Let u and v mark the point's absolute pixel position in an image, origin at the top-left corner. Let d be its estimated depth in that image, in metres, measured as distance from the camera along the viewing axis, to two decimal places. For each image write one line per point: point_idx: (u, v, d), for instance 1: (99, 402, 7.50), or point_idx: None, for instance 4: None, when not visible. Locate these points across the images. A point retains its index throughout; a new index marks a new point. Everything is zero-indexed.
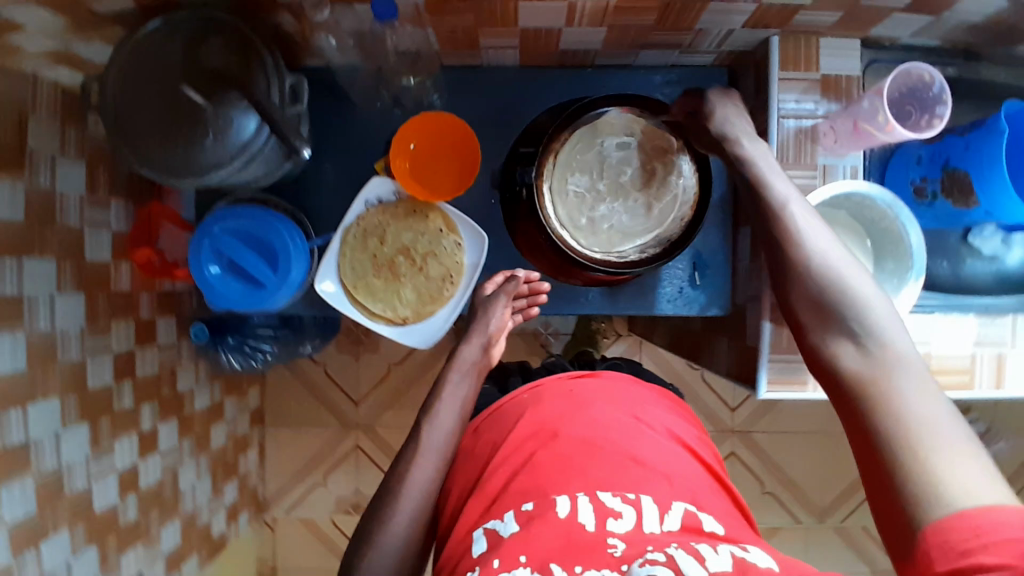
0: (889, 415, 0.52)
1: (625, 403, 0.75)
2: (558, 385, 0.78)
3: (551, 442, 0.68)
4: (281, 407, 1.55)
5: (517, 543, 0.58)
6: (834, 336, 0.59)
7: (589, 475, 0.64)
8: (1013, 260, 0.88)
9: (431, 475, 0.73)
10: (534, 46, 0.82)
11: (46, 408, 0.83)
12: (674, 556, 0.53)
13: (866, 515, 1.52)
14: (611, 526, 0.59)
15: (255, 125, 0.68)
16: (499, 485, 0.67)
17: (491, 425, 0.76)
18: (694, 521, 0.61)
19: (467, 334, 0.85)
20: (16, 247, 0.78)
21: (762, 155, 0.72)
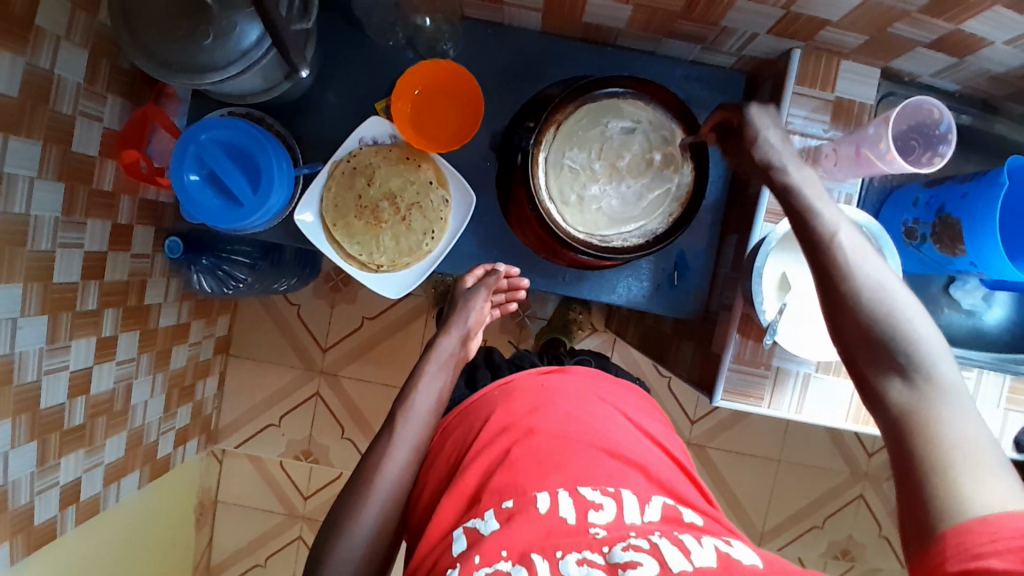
0: (930, 444, 0.53)
1: (600, 399, 0.76)
2: (529, 380, 0.77)
3: (525, 439, 0.68)
4: (248, 340, 1.53)
5: (500, 538, 0.59)
6: (880, 366, 0.58)
7: (567, 471, 0.64)
8: (991, 320, 0.88)
9: (402, 467, 0.72)
10: (559, 12, 0.81)
11: (7, 293, 0.81)
12: (658, 545, 0.56)
13: (803, 548, 1.53)
14: (593, 517, 0.60)
15: (257, 35, 0.67)
16: (475, 483, 0.66)
17: (461, 421, 0.76)
18: (674, 511, 0.63)
19: (448, 328, 0.84)
20: (6, 121, 0.76)
21: (810, 182, 0.66)
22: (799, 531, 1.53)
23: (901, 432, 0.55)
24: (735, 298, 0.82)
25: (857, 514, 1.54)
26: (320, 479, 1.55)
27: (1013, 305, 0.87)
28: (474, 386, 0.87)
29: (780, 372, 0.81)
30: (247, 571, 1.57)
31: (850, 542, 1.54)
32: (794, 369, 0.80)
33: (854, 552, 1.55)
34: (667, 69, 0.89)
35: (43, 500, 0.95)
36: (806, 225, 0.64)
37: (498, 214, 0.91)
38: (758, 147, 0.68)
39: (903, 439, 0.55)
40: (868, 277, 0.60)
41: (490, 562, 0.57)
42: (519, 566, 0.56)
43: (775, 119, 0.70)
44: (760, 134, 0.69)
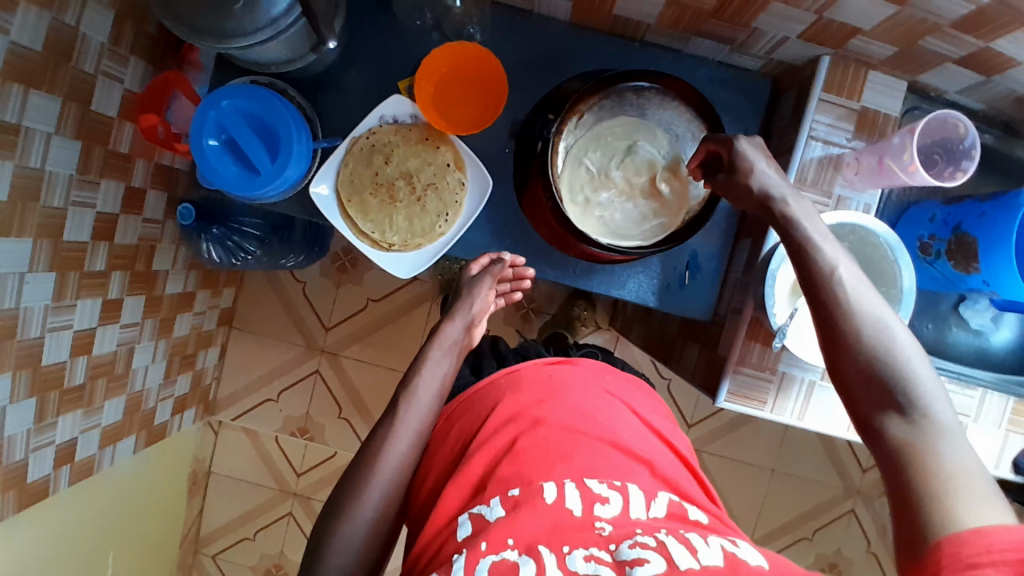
0: (927, 474, 0.54)
1: (607, 393, 0.76)
2: (535, 372, 0.76)
3: (533, 430, 0.68)
4: (252, 314, 1.53)
5: (506, 527, 0.58)
6: (875, 399, 0.59)
7: (574, 463, 0.64)
8: (998, 340, 0.87)
9: (406, 451, 0.72)
10: (588, 3, 0.80)
11: (17, 247, 0.81)
12: (665, 543, 0.55)
13: (791, 558, 1.53)
14: (599, 511, 0.60)
15: (287, 4, 0.67)
16: (480, 471, 0.66)
17: (466, 409, 0.76)
18: (679, 508, 0.63)
19: (453, 314, 0.84)
20: (28, 75, 0.76)
21: (808, 216, 0.67)
22: (787, 543, 1.53)
23: (898, 465, 0.56)
24: (744, 301, 0.81)
25: (847, 529, 1.54)
26: (313, 458, 1.55)
27: (1020, 328, 0.87)
28: (480, 374, 0.87)
29: (785, 377, 0.80)
30: (235, 544, 1.58)
31: (837, 557, 1.54)
32: (799, 375, 0.80)
33: (841, 568, 1.55)
34: (692, 69, 0.88)
35: (38, 457, 0.95)
36: (805, 260, 0.65)
37: (513, 203, 0.90)
38: (753, 176, 0.69)
39: (900, 471, 0.56)
40: (865, 313, 0.61)
41: (496, 551, 0.56)
42: (526, 557, 0.56)
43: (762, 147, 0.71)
44: (753, 163, 0.69)
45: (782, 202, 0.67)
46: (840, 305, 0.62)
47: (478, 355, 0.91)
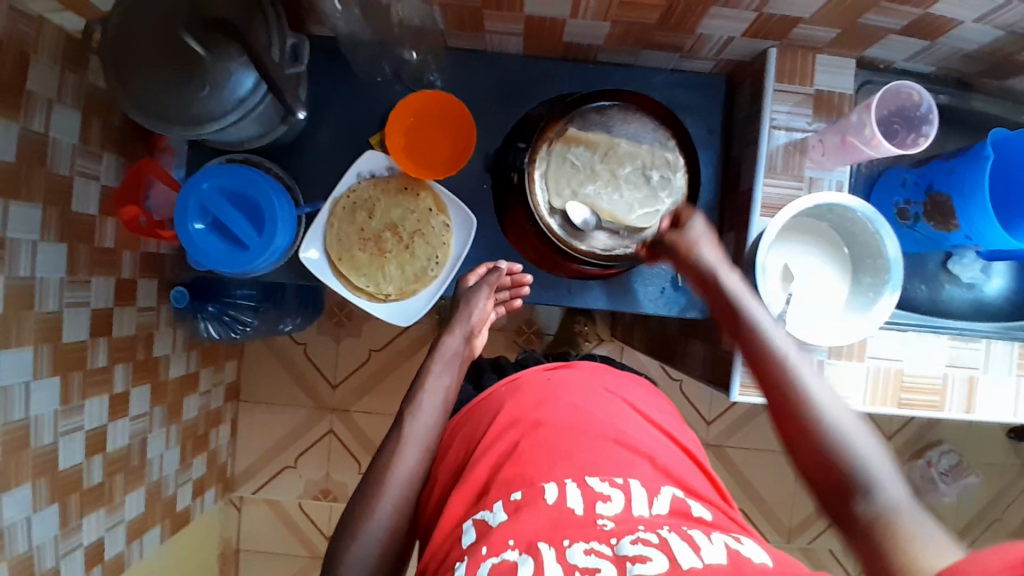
0: (888, 538, 0.54)
1: (606, 391, 0.75)
2: (534, 377, 0.76)
3: (533, 432, 0.67)
4: (257, 384, 1.53)
5: (507, 528, 0.56)
6: (835, 476, 0.61)
7: (576, 460, 0.63)
8: (991, 290, 0.89)
9: (417, 459, 0.73)
10: (539, 35, 0.83)
11: (17, 358, 0.81)
12: (667, 540, 0.53)
13: (833, 538, 1.53)
14: (601, 509, 0.58)
15: (252, 82, 0.69)
16: (483, 475, 0.65)
17: (467, 419, 0.75)
18: (683, 505, 0.61)
19: (452, 327, 0.85)
20: (4, 187, 0.77)
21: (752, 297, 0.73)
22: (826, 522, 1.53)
23: (866, 541, 0.56)
24: None
25: None
26: None
27: (1011, 276, 0.89)
28: (481, 386, 0.87)
29: None
30: None
31: None
32: (806, 357, 0.81)
33: None
34: (648, 78, 0.91)
35: (67, 564, 0.94)
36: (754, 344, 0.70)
37: (498, 234, 0.92)
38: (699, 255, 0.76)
39: (868, 542, 0.55)
40: (814, 390, 0.66)
41: (497, 553, 0.54)
42: (527, 555, 0.53)
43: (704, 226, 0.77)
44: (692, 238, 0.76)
45: (726, 280, 0.74)
46: (799, 397, 0.66)
47: (482, 371, 0.91)
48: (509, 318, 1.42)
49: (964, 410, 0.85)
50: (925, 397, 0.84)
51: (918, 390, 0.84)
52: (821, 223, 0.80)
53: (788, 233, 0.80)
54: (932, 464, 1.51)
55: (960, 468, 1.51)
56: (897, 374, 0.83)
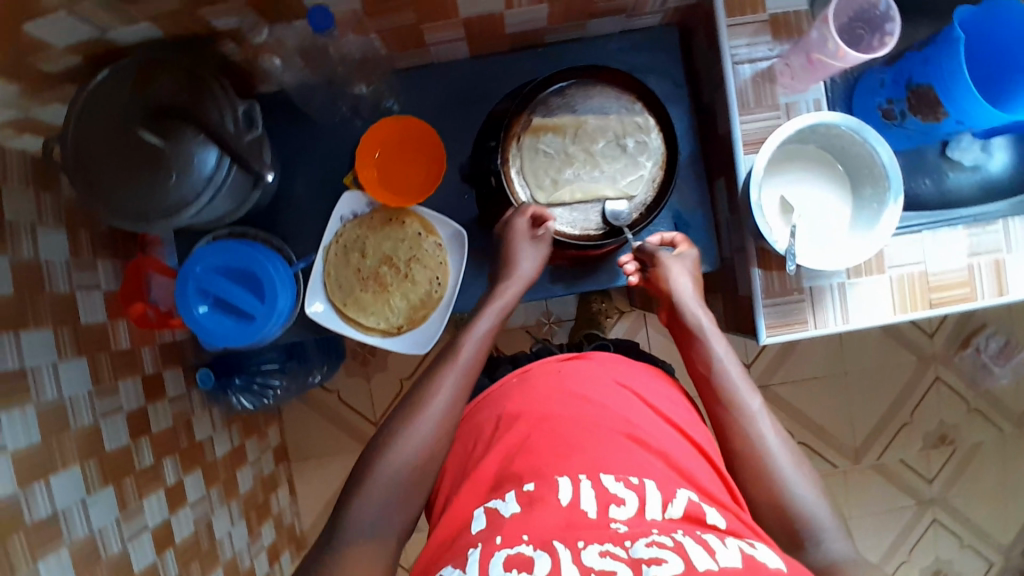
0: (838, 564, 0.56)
1: (619, 382, 0.71)
2: (546, 368, 0.73)
3: (544, 428, 0.64)
4: (302, 440, 1.55)
5: (520, 525, 0.55)
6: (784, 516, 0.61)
7: (589, 455, 0.61)
8: (996, 166, 0.87)
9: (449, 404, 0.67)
10: (481, 34, 0.83)
11: (68, 478, 0.83)
12: (683, 544, 0.51)
13: (903, 448, 1.51)
14: (614, 512, 0.56)
15: (215, 158, 0.70)
16: (493, 471, 0.63)
17: (487, 404, 0.72)
18: (698, 510, 0.57)
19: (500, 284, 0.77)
20: (11, 321, 0.79)
21: (707, 318, 0.76)
22: (891, 435, 1.51)
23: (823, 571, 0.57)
24: (744, 240, 0.81)
25: (940, 397, 1.51)
26: None
27: (1013, 148, 0.87)
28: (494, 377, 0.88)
29: (814, 292, 0.80)
30: None
31: (944, 427, 1.51)
32: (826, 284, 0.80)
33: (953, 436, 1.51)
34: (600, 47, 0.90)
35: None
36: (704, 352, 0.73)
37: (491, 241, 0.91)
38: (667, 280, 0.79)
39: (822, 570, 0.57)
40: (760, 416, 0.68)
41: (510, 545, 0.53)
42: (541, 552, 0.52)
43: (687, 259, 0.81)
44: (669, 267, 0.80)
45: (688, 305, 0.77)
46: (736, 405, 0.69)
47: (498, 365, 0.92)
48: (527, 315, 1.42)
49: (997, 295, 0.82)
50: (956, 292, 0.82)
51: (946, 288, 0.82)
52: (807, 145, 0.78)
53: (781, 165, 0.78)
54: (982, 349, 1.50)
55: (1010, 348, 1.50)
56: (922, 276, 0.81)
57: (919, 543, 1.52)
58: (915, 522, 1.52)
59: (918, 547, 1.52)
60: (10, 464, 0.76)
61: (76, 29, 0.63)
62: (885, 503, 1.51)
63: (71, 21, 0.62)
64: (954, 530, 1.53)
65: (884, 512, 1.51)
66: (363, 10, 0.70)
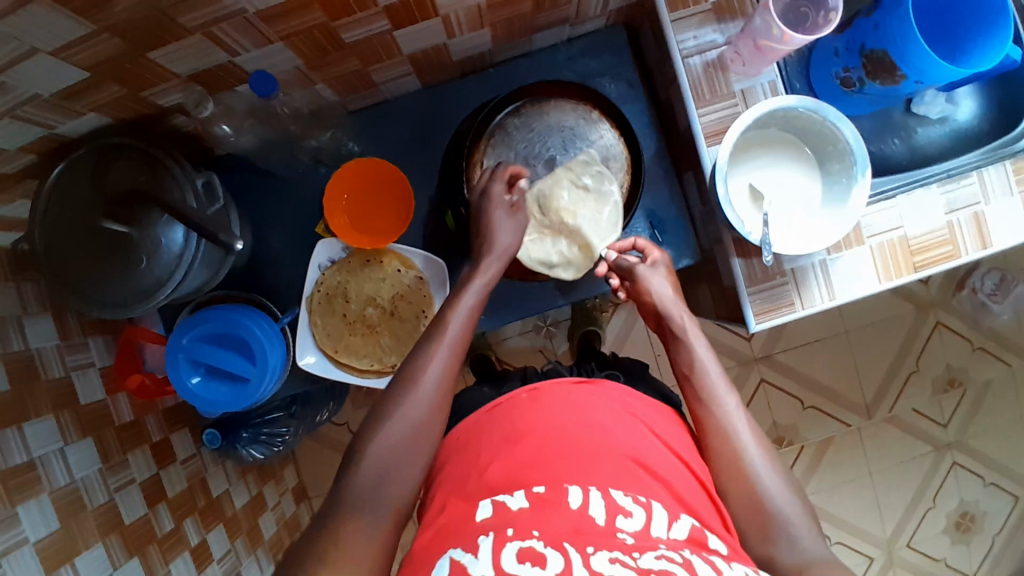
0: None
1: (629, 414, 0.70)
2: (557, 388, 0.72)
3: (551, 444, 0.64)
4: (321, 477, 1.55)
5: (531, 522, 0.55)
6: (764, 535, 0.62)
7: (599, 475, 0.61)
8: (965, 115, 0.86)
9: (435, 387, 0.64)
10: (429, 65, 0.83)
11: (93, 557, 0.84)
12: (692, 560, 0.51)
13: (913, 398, 1.51)
14: (622, 523, 0.56)
15: (182, 234, 0.70)
16: (501, 475, 0.63)
17: (508, 413, 0.71)
18: (701, 535, 0.57)
19: (480, 261, 0.73)
20: (12, 415, 0.80)
21: (688, 318, 0.75)
22: (900, 387, 1.51)
23: None
24: (719, 230, 0.81)
25: (944, 341, 1.51)
26: None
27: (979, 95, 0.86)
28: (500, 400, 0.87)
29: (796, 274, 0.80)
30: None
31: (952, 371, 1.52)
32: (808, 264, 0.80)
33: (961, 379, 1.52)
34: (549, 58, 0.89)
35: None
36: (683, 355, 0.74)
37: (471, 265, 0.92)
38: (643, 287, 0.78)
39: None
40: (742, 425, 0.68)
41: (522, 538, 0.53)
42: (552, 550, 0.51)
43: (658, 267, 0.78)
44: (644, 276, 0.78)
45: (671, 309, 0.76)
46: (721, 417, 0.69)
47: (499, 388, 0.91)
48: (523, 323, 1.42)
49: (980, 248, 0.82)
50: (938, 251, 0.81)
51: (927, 249, 0.81)
52: (769, 129, 0.78)
53: (747, 151, 0.77)
54: (977, 289, 1.49)
55: (1006, 284, 1.49)
56: (902, 242, 0.81)
57: (942, 488, 1.53)
58: (936, 468, 1.53)
59: (943, 492, 1.53)
60: (34, 554, 0.77)
61: (25, 131, 0.63)
62: (903, 453, 1.52)
63: (17, 125, 0.62)
64: (976, 470, 1.53)
65: (904, 462, 1.52)
66: (304, 65, 0.71)
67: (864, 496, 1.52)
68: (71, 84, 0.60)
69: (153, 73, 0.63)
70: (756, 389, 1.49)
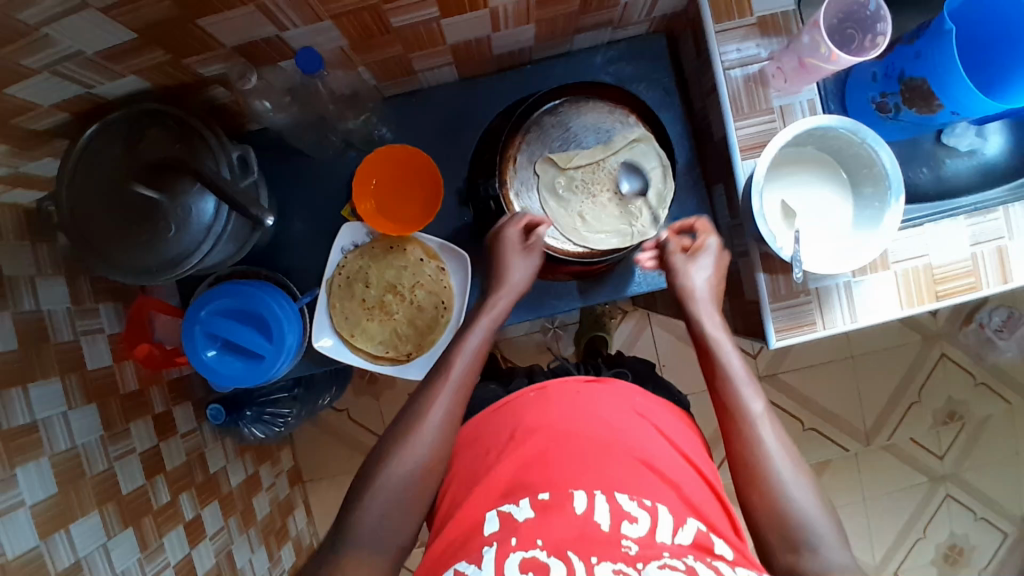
0: None
1: (637, 415, 0.69)
2: (566, 390, 0.70)
3: (559, 445, 0.64)
4: (316, 461, 1.55)
5: (536, 530, 0.56)
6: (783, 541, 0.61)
7: (605, 475, 0.61)
8: (994, 150, 0.87)
9: (440, 418, 0.66)
10: (468, 58, 0.83)
11: (89, 524, 0.84)
12: (693, 569, 0.53)
13: (913, 427, 1.52)
14: (627, 529, 0.57)
15: (213, 207, 0.70)
16: (508, 476, 0.62)
17: (518, 409, 0.69)
18: (706, 539, 0.58)
19: (491, 295, 0.77)
20: (18, 376, 0.79)
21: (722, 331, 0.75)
22: (901, 415, 1.52)
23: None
24: (746, 243, 0.81)
25: (947, 374, 1.52)
26: None
27: (1008, 131, 0.86)
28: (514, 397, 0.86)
29: (820, 292, 0.80)
30: None
31: (953, 404, 1.52)
32: (832, 285, 0.80)
33: (961, 413, 1.53)
34: (588, 60, 0.90)
35: None
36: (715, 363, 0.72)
37: None
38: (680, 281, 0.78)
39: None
40: (767, 430, 0.67)
41: (525, 547, 0.55)
42: (555, 559, 0.54)
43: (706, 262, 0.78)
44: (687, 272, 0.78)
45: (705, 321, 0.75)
46: (745, 424, 0.68)
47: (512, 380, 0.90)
48: (532, 323, 1.42)
49: (1001, 283, 0.82)
50: (961, 282, 0.82)
51: (952, 279, 0.81)
52: (805, 148, 0.78)
53: (780, 169, 0.77)
54: (985, 324, 1.50)
55: (1014, 322, 1.50)
56: (926, 270, 0.81)
57: (934, 519, 1.53)
58: (929, 499, 1.53)
59: (934, 523, 1.53)
60: (29, 520, 0.76)
61: (60, 88, 0.63)
62: (897, 482, 1.52)
63: (52, 81, 0.61)
64: (969, 504, 1.54)
65: (898, 491, 1.52)
66: (348, 46, 0.71)
67: (855, 521, 1.52)
68: (115, 44, 0.59)
69: (197, 42, 0.63)
70: None
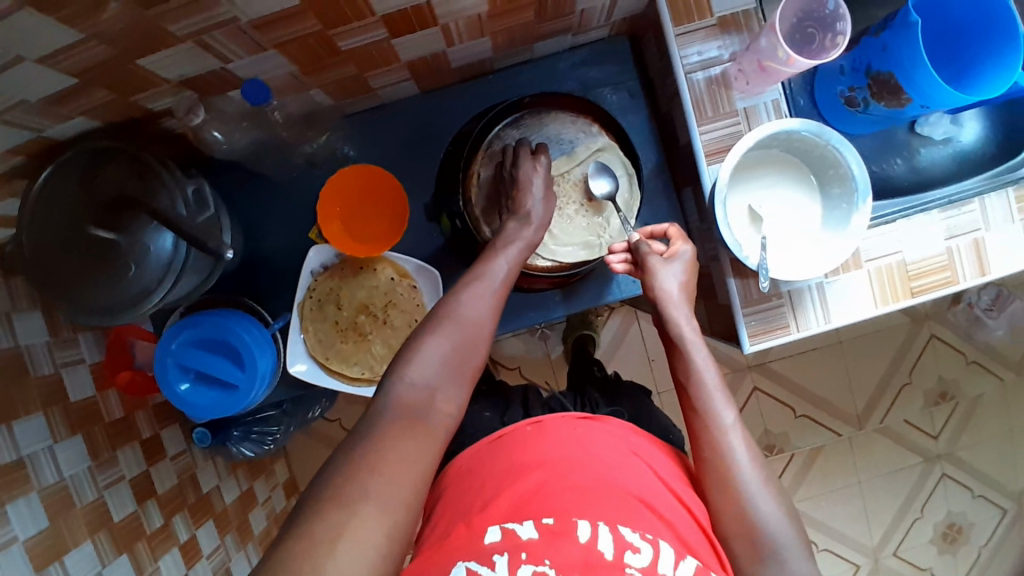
0: None
1: (633, 454, 0.70)
2: (562, 425, 0.72)
3: (561, 476, 0.64)
4: (312, 471, 1.56)
5: (542, 556, 0.57)
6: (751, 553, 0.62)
7: (607, 508, 0.62)
8: (969, 137, 0.85)
9: (453, 349, 0.60)
10: (427, 72, 0.81)
11: (82, 553, 0.84)
12: None
13: (905, 409, 1.52)
14: (630, 559, 0.58)
15: (172, 241, 0.70)
16: (505, 502, 0.62)
17: (513, 446, 0.70)
18: None
19: (506, 240, 0.71)
20: (2, 414, 0.79)
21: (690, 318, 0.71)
22: (893, 397, 1.52)
23: None
24: (717, 248, 0.80)
25: (937, 354, 1.51)
26: None
27: (985, 117, 0.85)
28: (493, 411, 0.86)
29: (792, 296, 0.79)
30: None
31: (944, 384, 1.52)
32: (804, 287, 0.79)
33: (953, 392, 1.52)
34: (551, 66, 0.88)
35: None
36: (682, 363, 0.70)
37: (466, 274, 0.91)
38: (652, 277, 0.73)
39: None
40: (733, 438, 0.65)
41: (533, 564, 0.56)
42: None
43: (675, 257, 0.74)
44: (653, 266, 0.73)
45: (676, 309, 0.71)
46: (713, 434, 0.66)
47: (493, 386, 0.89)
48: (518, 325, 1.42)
49: (978, 276, 0.81)
50: (937, 277, 0.81)
51: (927, 274, 0.81)
52: (771, 149, 0.77)
53: (747, 173, 0.76)
54: (973, 303, 1.49)
55: (1002, 300, 1.49)
56: (900, 266, 0.80)
57: (930, 499, 1.54)
58: (924, 479, 1.53)
59: (931, 502, 1.54)
60: (23, 553, 0.76)
61: (10, 131, 0.62)
62: (892, 463, 1.52)
63: (1, 127, 0.60)
64: (964, 482, 1.54)
65: (894, 472, 1.53)
66: (298, 71, 0.70)
67: (852, 505, 1.52)
68: (58, 89, 0.58)
69: (144, 79, 0.62)
70: (749, 396, 1.49)
